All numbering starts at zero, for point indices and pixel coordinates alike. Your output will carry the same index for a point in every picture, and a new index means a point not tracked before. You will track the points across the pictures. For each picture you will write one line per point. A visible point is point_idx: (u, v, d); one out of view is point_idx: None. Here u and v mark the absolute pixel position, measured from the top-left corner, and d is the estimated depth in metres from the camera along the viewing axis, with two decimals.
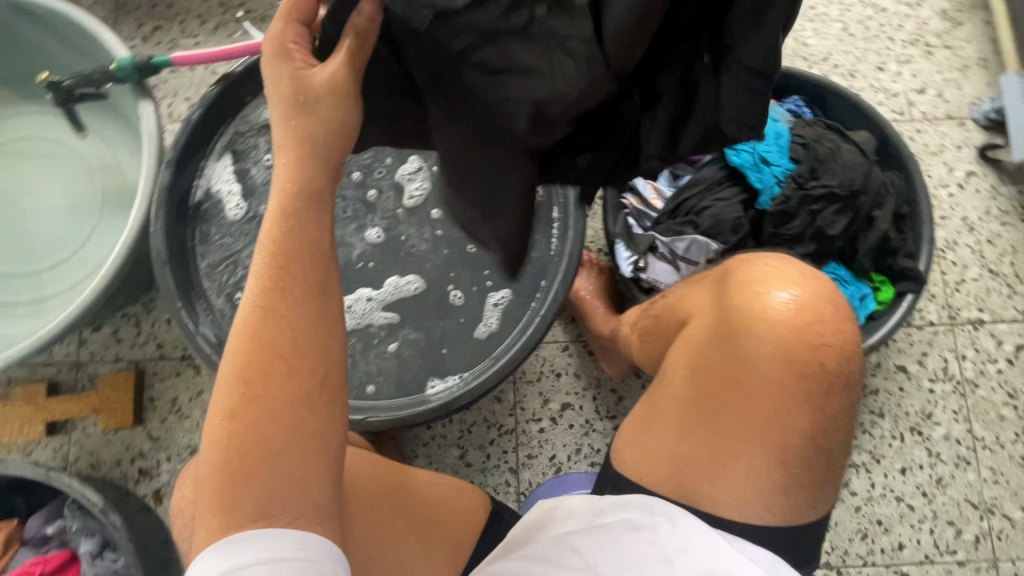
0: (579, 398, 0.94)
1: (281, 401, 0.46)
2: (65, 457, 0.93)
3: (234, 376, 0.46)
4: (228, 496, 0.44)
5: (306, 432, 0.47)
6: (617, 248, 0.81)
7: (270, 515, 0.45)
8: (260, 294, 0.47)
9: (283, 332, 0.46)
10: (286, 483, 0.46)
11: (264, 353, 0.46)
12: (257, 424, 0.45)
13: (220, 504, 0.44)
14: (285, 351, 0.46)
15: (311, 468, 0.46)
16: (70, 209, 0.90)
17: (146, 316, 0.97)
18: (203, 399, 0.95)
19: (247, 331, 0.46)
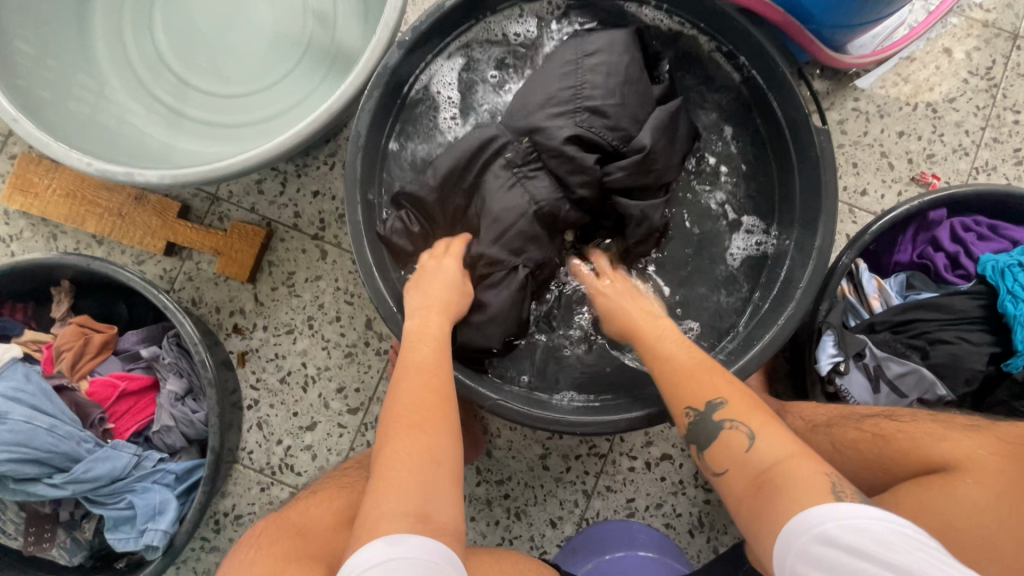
0: (682, 455, 0.86)
1: (410, 418, 0.54)
2: (172, 281, 0.91)
3: (395, 425, 0.53)
4: (388, 513, 0.47)
5: (438, 447, 0.52)
6: (824, 339, 0.71)
7: (401, 517, 0.46)
8: (411, 349, 0.61)
9: (428, 395, 0.56)
10: (437, 490, 0.49)
11: (405, 386, 0.57)
12: (396, 437, 0.52)
13: (379, 518, 0.47)
14: (419, 383, 0.57)
15: (435, 485, 0.50)
16: (272, 48, 0.87)
17: (294, 177, 0.91)
18: (317, 285, 0.90)
19: (407, 398, 0.55)
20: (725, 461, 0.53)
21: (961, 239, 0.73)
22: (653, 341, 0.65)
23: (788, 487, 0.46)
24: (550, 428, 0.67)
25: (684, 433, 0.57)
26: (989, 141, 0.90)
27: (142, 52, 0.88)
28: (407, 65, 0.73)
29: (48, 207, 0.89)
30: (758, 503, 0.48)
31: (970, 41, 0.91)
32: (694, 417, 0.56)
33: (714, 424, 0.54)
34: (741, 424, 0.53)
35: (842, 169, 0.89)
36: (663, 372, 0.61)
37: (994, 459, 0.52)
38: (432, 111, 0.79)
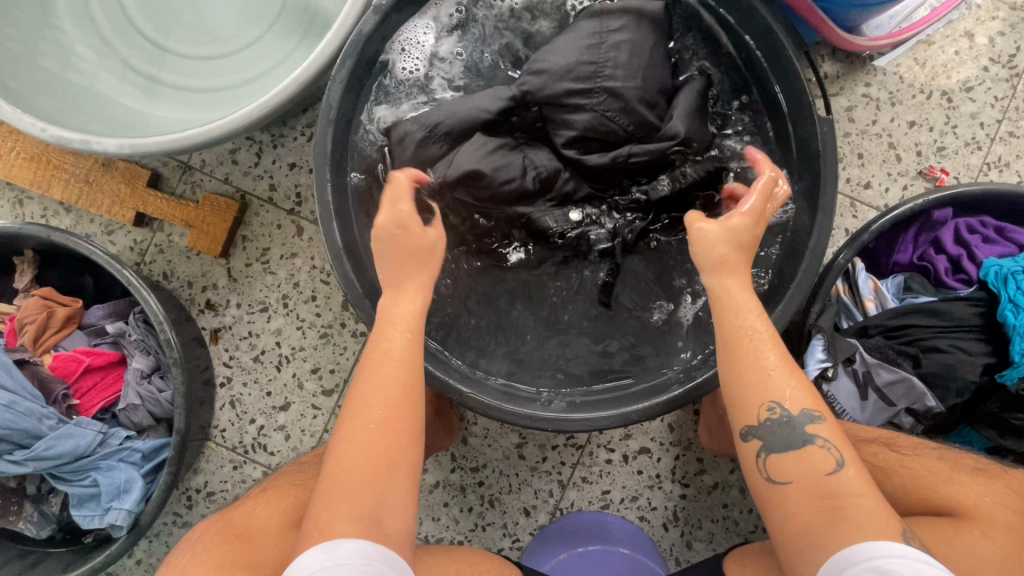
0: (661, 450, 0.84)
1: (372, 415, 0.51)
2: (143, 253, 0.88)
3: (355, 420, 0.51)
4: (339, 517, 0.47)
5: (399, 443, 0.51)
6: (812, 344, 0.67)
7: (354, 520, 0.47)
8: (388, 332, 0.55)
9: (397, 391, 0.52)
10: (390, 494, 0.49)
11: (376, 370, 0.54)
12: (351, 437, 0.51)
13: (327, 523, 0.47)
14: (389, 364, 0.54)
15: (389, 490, 0.49)
16: (245, 8, 0.82)
17: (270, 148, 0.87)
18: (293, 263, 0.87)
19: (377, 393, 0.52)
20: (788, 471, 0.51)
21: (965, 241, 0.69)
22: (744, 315, 0.55)
23: (858, 517, 0.47)
24: (536, 426, 0.64)
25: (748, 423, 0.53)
26: (1004, 134, 0.85)
27: (106, 8, 0.82)
28: (383, 32, 0.68)
29: (12, 171, 0.85)
30: (821, 518, 0.48)
31: (994, 24, 0.85)
32: (773, 413, 0.52)
33: (800, 435, 0.51)
34: (833, 449, 0.50)
35: (845, 159, 0.85)
36: (735, 353, 0.54)
37: (1004, 512, 0.51)
38: (408, 78, 0.73)
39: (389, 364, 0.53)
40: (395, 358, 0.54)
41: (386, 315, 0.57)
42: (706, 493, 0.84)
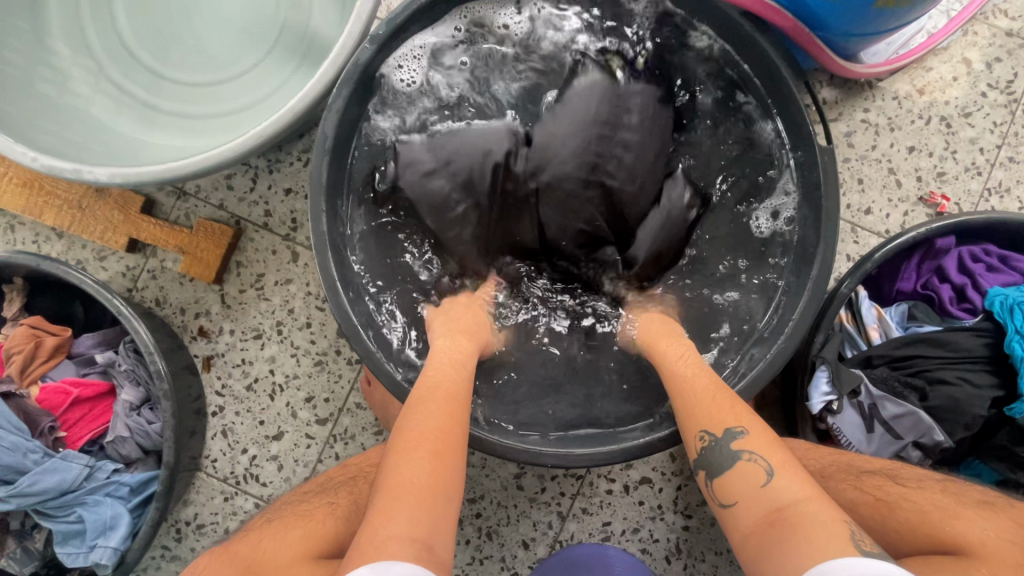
0: (662, 480, 0.82)
1: (428, 442, 0.52)
2: (135, 280, 0.86)
3: (419, 440, 0.52)
4: (394, 532, 0.44)
5: (450, 469, 0.51)
6: (817, 375, 0.66)
7: (409, 541, 0.44)
8: (447, 371, 0.61)
9: (456, 418, 0.56)
10: (442, 519, 0.48)
11: (424, 406, 0.56)
12: (406, 461, 0.50)
13: (380, 540, 0.44)
14: (443, 403, 0.56)
15: (442, 517, 0.47)
16: (242, 35, 0.82)
17: (265, 173, 0.86)
18: (288, 289, 0.86)
19: (443, 419, 0.55)
20: (735, 494, 0.51)
21: (968, 270, 0.69)
22: (675, 368, 0.63)
23: (804, 531, 0.45)
24: (539, 461, 0.62)
25: (693, 458, 0.56)
26: (1004, 159, 0.84)
27: (103, 36, 0.82)
28: (379, 61, 0.67)
29: (4, 196, 0.85)
30: (771, 538, 0.47)
31: (991, 51, 0.85)
32: (707, 441, 0.55)
33: (730, 453, 0.53)
34: (760, 459, 0.51)
35: (845, 184, 0.84)
36: (685, 401, 0.59)
37: (1010, 548, 0.46)
38: (403, 101, 0.72)
39: (448, 396, 0.58)
40: (454, 393, 0.58)
41: (436, 366, 0.62)
42: (710, 524, 0.82)
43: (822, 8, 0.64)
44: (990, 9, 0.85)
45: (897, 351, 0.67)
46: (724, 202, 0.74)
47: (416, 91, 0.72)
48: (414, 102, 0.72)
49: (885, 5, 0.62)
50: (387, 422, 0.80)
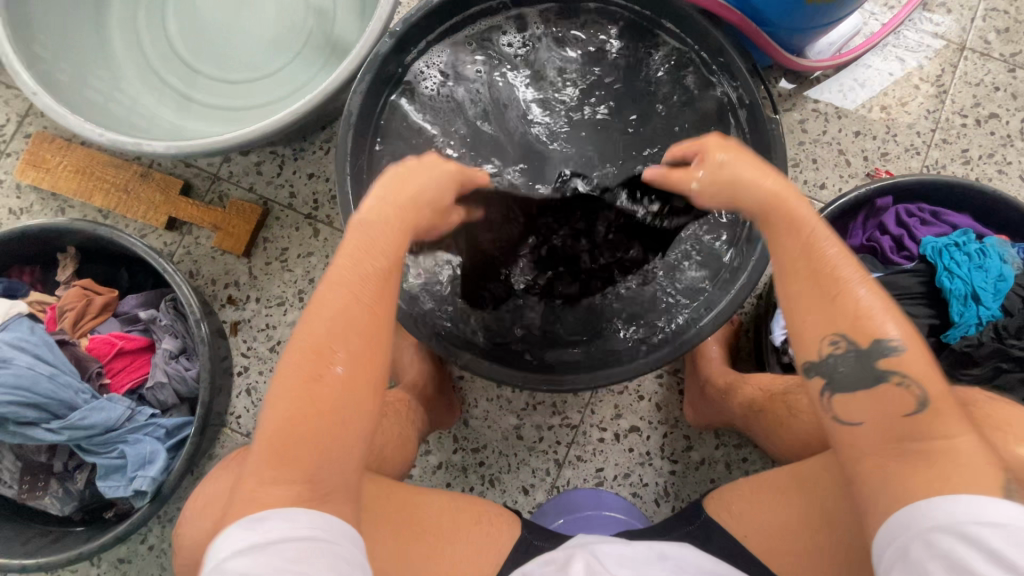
0: (650, 428, 0.90)
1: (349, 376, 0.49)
2: (172, 255, 0.96)
3: (306, 356, 0.47)
4: (285, 460, 0.45)
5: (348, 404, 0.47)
6: (777, 312, 0.76)
7: (290, 479, 0.45)
8: (345, 269, 0.51)
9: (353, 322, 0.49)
10: (336, 449, 0.46)
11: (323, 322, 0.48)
12: (284, 380, 0.47)
13: (274, 464, 0.45)
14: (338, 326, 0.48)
15: (335, 448, 0.46)
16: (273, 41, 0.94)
17: (291, 160, 0.98)
18: (309, 261, 0.95)
19: (336, 327, 0.48)
20: (862, 413, 0.48)
21: (905, 224, 0.79)
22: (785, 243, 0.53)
23: (947, 466, 0.43)
24: (532, 386, 0.70)
25: (813, 364, 0.50)
26: (940, 141, 0.97)
27: (154, 43, 0.95)
28: (396, 54, 0.79)
29: (59, 182, 0.96)
30: (901, 466, 0.45)
31: (921, 51, 0.99)
32: (834, 352, 0.49)
33: (878, 373, 0.48)
34: (912, 385, 0.47)
35: (802, 164, 0.96)
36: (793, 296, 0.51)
37: None
38: (421, 95, 0.84)
39: (338, 313, 0.48)
40: (353, 301, 0.49)
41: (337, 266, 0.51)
42: (694, 468, 0.89)
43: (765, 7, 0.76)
44: (917, 17, 1.00)
45: None
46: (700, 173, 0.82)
47: (439, 98, 0.85)
48: (439, 112, 0.85)
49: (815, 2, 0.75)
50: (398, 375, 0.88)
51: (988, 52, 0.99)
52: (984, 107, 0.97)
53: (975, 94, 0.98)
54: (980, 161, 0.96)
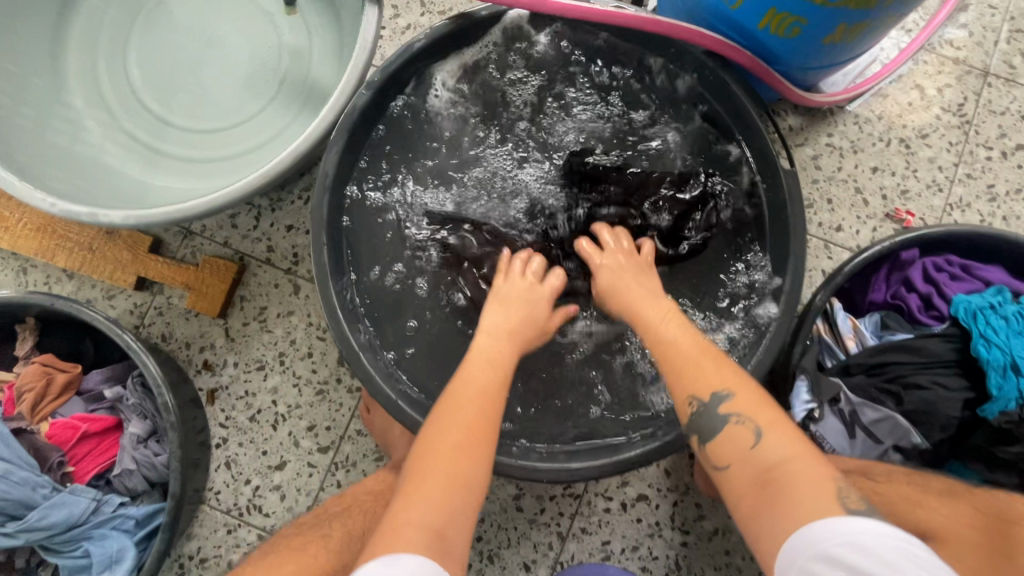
0: (658, 496, 0.84)
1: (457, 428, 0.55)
2: (142, 316, 0.90)
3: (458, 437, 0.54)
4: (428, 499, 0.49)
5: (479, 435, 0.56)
6: (797, 385, 0.69)
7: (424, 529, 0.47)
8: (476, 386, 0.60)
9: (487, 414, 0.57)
10: (465, 517, 0.50)
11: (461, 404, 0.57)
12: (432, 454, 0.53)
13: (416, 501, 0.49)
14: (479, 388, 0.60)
15: (460, 515, 0.50)
16: (244, 85, 0.87)
17: (268, 211, 0.91)
18: (289, 320, 0.89)
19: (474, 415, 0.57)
20: (725, 454, 0.54)
21: (934, 280, 0.73)
22: (670, 336, 0.63)
23: (791, 493, 0.47)
24: (536, 478, 0.64)
25: (685, 421, 0.58)
26: (963, 176, 0.90)
27: (117, 91, 0.87)
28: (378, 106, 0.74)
29: (18, 241, 0.89)
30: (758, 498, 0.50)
31: (941, 77, 0.92)
32: (696, 407, 0.57)
33: (718, 416, 0.55)
34: (746, 423, 0.54)
35: (816, 204, 0.89)
36: (684, 359, 0.60)
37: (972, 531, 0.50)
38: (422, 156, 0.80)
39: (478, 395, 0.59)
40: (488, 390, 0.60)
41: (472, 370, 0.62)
42: (707, 539, 0.83)
43: (777, 45, 0.70)
44: (939, 41, 0.92)
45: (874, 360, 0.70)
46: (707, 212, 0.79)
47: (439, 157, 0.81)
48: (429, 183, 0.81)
49: (831, 44, 0.68)
50: (388, 449, 0.82)
51: (1014, 77, 0.92)
52: (1010, 138, 0.91)
53: (1001, 124, 0.91)
54: (1007, 197, 0.90)
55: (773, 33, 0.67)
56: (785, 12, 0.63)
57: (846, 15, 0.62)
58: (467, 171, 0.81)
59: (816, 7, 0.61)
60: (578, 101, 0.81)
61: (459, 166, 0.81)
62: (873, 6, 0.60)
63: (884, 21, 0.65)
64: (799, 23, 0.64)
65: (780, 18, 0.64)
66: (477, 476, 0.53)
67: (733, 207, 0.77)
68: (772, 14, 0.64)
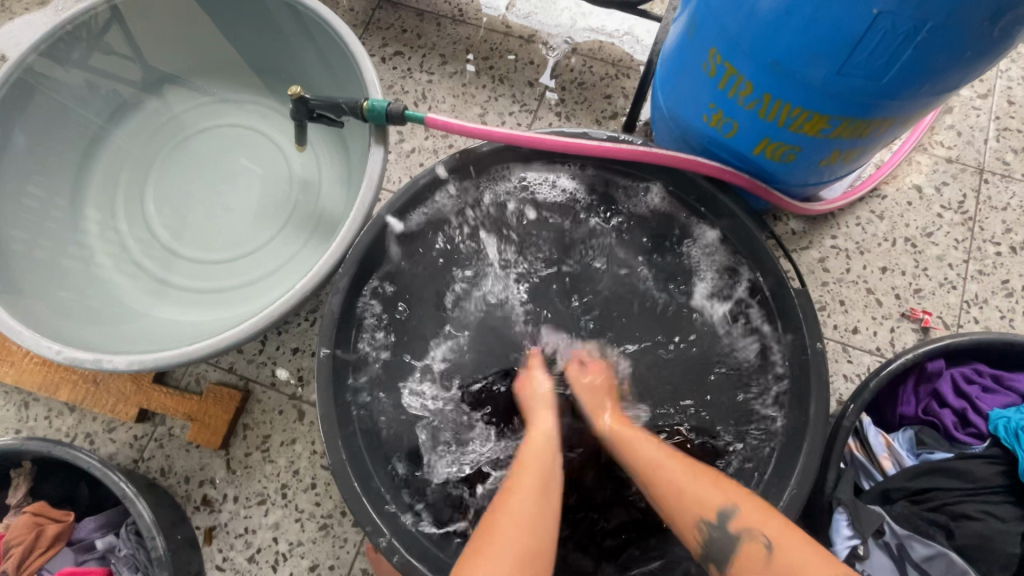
0: None
1: (516, 525, 0.54)
2: (142, 449, 0.87)
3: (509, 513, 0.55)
4: None
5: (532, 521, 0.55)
6: (837, 518, 0.64)
7: None
8: (535, 446, 0.64)
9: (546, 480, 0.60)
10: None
11: (523, 490, 0.58)
12: (484, 543, 0.52)
13: None
14: (534, 455, 0.63)
15: None
16: (256, 213, 0.90)
17: (274, 335, 0.90)
18: (293, 449, 0.86)
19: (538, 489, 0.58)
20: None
21: (965, 393, 0.69)
22: (643, 461, 0.61)
23: None
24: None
25: (697, 551, 0.55)
26: (975, 272, 0.89)
27: (132, 223, 0.90)
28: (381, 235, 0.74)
29: (23, 376, 0.88)
30: None
31: (936, 176, 0.94)
32: (707, 532, 0.54)
33: (730, 536, 0.52)
34: (758, 535, 0.51)
35: (828, 306, 0.88)
36: (655, 474, 0.60)
37: None
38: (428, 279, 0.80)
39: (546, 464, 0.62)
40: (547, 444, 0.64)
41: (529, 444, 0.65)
42: None
43: (773, 168, 0.72)
44: (928, 142, 0.95)
45: (915, 486, 0.66)
46: (715, 326, 0.78)
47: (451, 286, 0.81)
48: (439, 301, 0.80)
49: (827, 166, 0.70)
50: None
51: (1009, 173, 0.94)
52: (1015, 231, 0.91)
53: (1005, 219, 0.91)
54: None
55: (769, 159, 0.70)
56: (779, 141, 0.66)
57: (839, 144, 0.64)
58: (472, 295, 0.81)
59: (808, 137, 0.63)
60: (582, 221, 0.83)
61: (465, 288, 0.81)
62: (865, 136, 0.62)
63: (876, 148, 0.67)
64: (795, 150, 0.66)
65: (775, 146, 0.67)
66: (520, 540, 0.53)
67: (746, 322, 0.77)
68: (766, 143, 0.67)
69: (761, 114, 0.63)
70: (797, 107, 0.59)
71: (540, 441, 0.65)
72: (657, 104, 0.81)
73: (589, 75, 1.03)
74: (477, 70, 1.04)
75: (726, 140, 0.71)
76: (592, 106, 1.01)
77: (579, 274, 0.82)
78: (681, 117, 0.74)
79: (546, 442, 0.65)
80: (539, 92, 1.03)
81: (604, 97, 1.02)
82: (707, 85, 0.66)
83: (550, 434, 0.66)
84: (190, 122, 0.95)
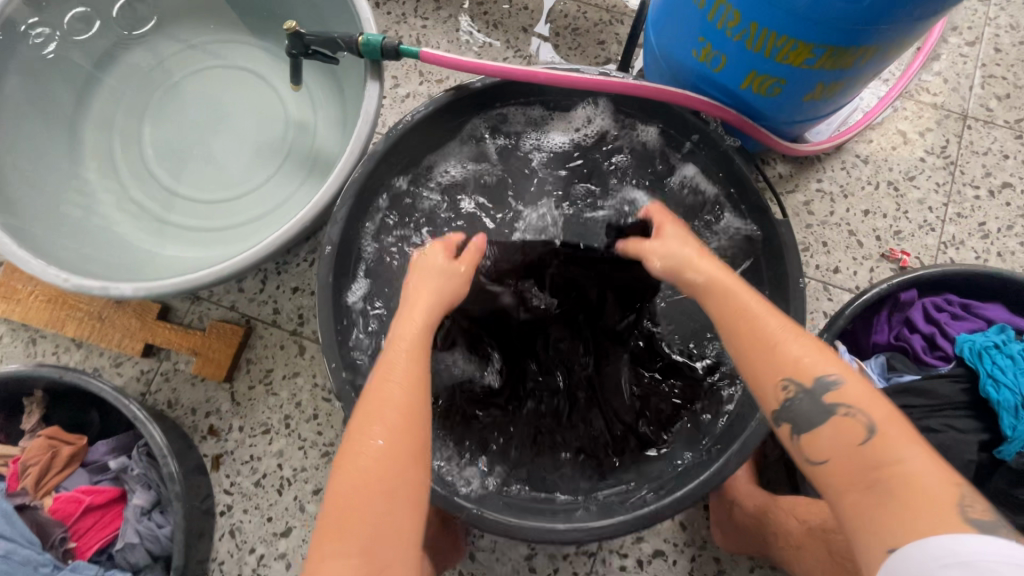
0: (675, 550, 0.82)
1: (384, 448, 0.49)
2: (149, 383, 0.90)
3: (370, 425, 0.50)
4: (340, 524, 0.46)
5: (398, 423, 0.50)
6: None
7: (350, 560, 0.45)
8: (403, 332, 0.57)
9: (413, 373, 0.54)
10: (390, 504, 0.47)
11: (386, 393, 0.52)
12: (348, 473, 0.48)
13: (332, 536, 0.46)
14: (405, 347, 0.56)
15: (389, 510, 0.47)
16: (253, 154, 0.91)
17: (274, 274, 0.93)
18: (295, 382, 0.89)
19: (406, 388, 0.52)
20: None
21: (935, 319, 0.73)
22: (750, 303, 0.53)
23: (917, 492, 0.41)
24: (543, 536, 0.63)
25: (772, 410, 0.49)
26: (954, 214, 0.92)
27: (131, 164, 0.91)
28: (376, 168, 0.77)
29: (30, 313, 0.91)
30: (865, 499, 0.42)
31: (921, 121, 0.96)
32: (793, 392, 0.48)
33: (823, 407, 0.47)
34: (860, 414, 0.46)
35: (812, 247, 0.91)
36: (750, 337, 0.51)
37: None
38: None
39: (411, 354, 0.55)
40: (421, 336, 0.58)
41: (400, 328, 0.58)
42: None
43: (760, 103, 0.74)
44: (914, 88, 0.97)
45: None
46: None
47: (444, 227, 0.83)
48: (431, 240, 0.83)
49: (812, 101, 0.72)
50: None
51: (992, 118, 0.96)
52: (994, 175, 0.93)
53: (985, 163, 0.94)
54: (999, 233, 0.91)
55: (756, 93, 0.72)
56: (766, 74, 0.67)
57: (823, 76, 0.66)
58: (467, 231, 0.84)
59: (794, 68, 0.65)
60: None
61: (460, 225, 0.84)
62: (848, 67, 0.64)
63: (860, 81, 0.69)
64: (780, 83, 0.68)
65: (761, 78, 0.68)
66: (400, 475, 0.48)
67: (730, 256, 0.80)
68: (752, 76, 0.69)
69: (748, 44, 0.65)
70: (782, 35, 0.61)
71: (413, 321, 0.59)
72: (648, 44, 0.82)
73: (583, 21, 1.04)
74: (472, 15, 1.04)
75: (714, 75, 0.72)
76: (586, 52, 1.02)
77: (569, 213, 0.85)
78: (672, 53, 0.76)
79: (421, 329, 0.58)
80: (533, 37, 1.04)
81: (597, 43, 1.03)
82: (697, 17, 0.68)
83: (426, 319, 0.59)
84: (185, 64, 0.95)
